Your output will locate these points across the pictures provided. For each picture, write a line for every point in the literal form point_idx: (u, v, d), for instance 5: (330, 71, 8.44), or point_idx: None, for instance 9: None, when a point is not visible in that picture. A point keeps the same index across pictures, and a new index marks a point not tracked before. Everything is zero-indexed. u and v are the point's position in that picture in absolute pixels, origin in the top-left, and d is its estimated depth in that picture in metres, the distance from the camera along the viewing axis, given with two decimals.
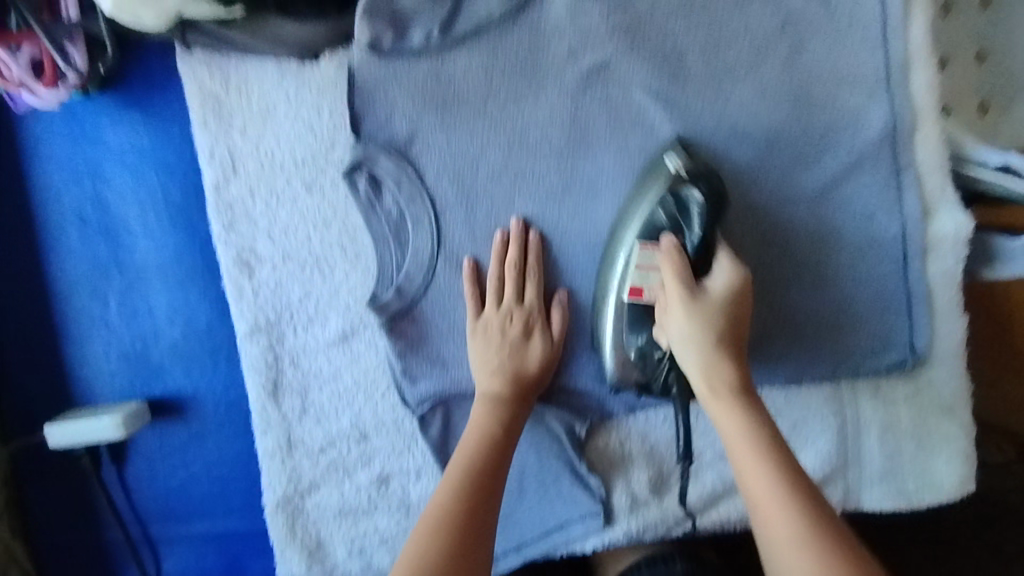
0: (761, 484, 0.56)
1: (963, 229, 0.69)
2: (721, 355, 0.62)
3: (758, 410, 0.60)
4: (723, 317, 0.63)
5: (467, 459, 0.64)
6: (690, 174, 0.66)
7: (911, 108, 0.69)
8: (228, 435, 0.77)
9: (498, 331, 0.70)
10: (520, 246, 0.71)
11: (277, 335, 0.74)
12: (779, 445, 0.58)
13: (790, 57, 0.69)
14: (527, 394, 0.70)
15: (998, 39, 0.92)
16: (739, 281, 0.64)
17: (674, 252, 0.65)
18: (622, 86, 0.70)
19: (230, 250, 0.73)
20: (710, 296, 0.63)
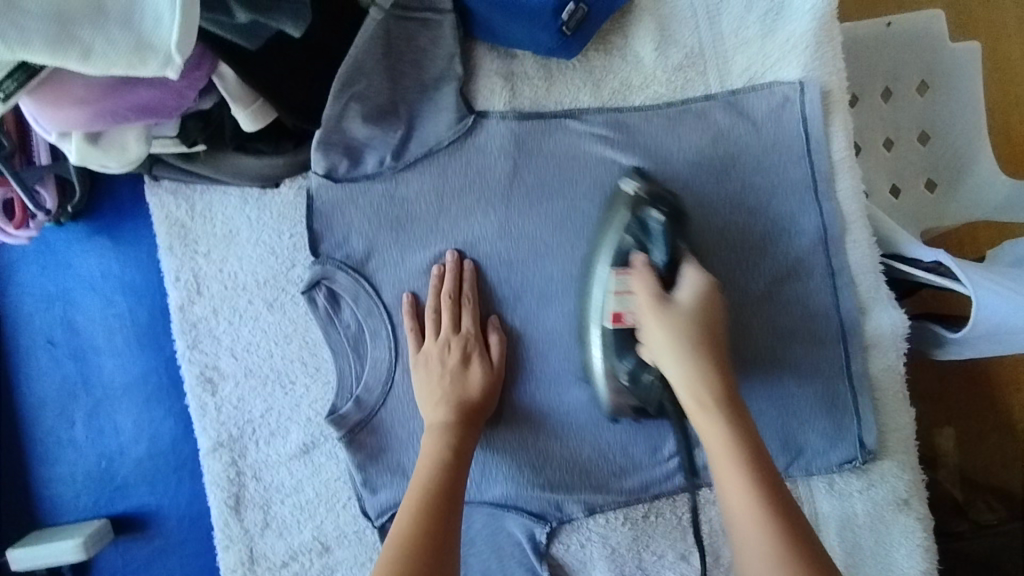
0: (751, 519, 0.54)
1: (899, 326, 0.72)
2: (698, 355, 0.60)
3: (742, 414, 0.59)
4: (696, 320, 0.62)
5: (424, 480, 0.64)
6: (648, 197, 0.67)
7: (840, 213, 0.73)
8: (191, 550, 0.77)
9: (438, 360, 0.72)
10: (455, 278, 0.74)
11: (240, 450, 0.76)
12: (776, 483, 0.56)
13: (723, 170, 0.73)
14: (474, 417, 0.70)
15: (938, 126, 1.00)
16: (704, 290, 0.63)
17: (646, 270, 0.64)
18: (567, 201, 0.74)
19: (193, 368, 0.75)
20: (683, 304, 0.62)
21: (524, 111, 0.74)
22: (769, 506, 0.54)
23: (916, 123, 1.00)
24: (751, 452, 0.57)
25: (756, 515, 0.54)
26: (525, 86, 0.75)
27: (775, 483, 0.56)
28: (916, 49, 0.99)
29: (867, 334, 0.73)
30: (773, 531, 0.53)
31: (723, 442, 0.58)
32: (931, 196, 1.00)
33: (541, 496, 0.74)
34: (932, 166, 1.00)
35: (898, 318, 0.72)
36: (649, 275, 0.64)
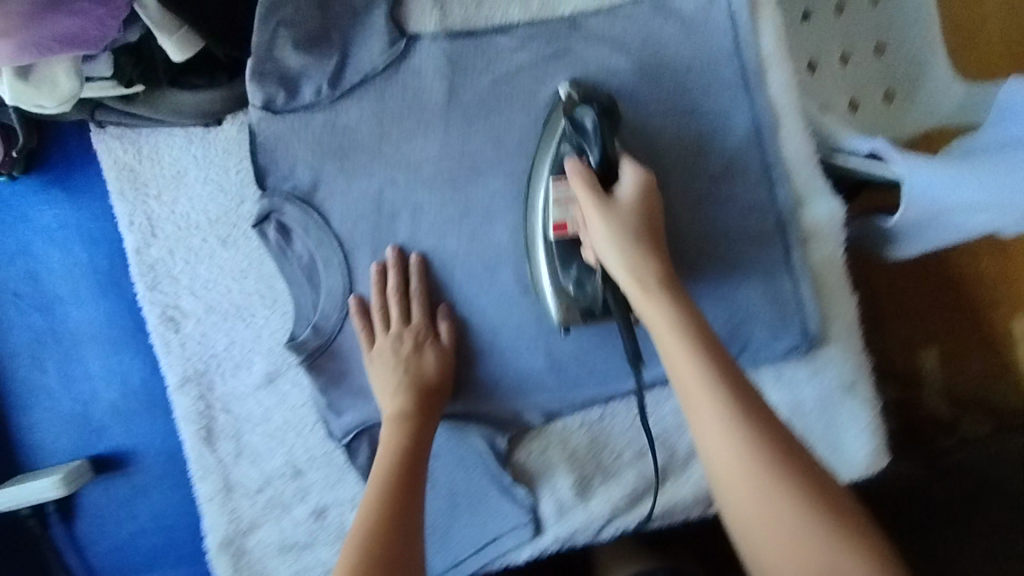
0: (730, 445, 0.52)
1: (836, 216, 0.74)
2: (632, 215, 0.63)
3: (695, 312, 0.59)
4: (636, 214, 0.63)
5: (383, 471, 0.66)
6: (581, 99, 0.70)
7: (772, 107, 0.74)
8: (171, 484, 0.80)
9: (393, 352, 0.74)
10: (399, 272, 0.76)
11: (207, 384, 0.78)
12: (767, 427, 0.52)
13: (655, 72, 0.74)
14: (431, 406, 0.73)
15: (893, 36, 1.04)
16: (642, 180, 0.65)
17: (584, 172, 0.65)
18: (504, 116, 0.75)
19: (155, 308, 0.78)
20: (623, 201, 0.64)
21: (455, 30, 0.75)
22: (763, 453, 0.51)
23: (871, 36, 1.04)
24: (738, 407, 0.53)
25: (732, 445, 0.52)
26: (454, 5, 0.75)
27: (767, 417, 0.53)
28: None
29: (805, 226, 0.74)
30: (774, 476, 0.50)
31: (706, 388, 0.54)
32: (889, 107, 1.04)
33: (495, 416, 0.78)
34: (886, 78, 1.04)
35: (834, 206, 0.74)
36: (584, 172, 0.66)
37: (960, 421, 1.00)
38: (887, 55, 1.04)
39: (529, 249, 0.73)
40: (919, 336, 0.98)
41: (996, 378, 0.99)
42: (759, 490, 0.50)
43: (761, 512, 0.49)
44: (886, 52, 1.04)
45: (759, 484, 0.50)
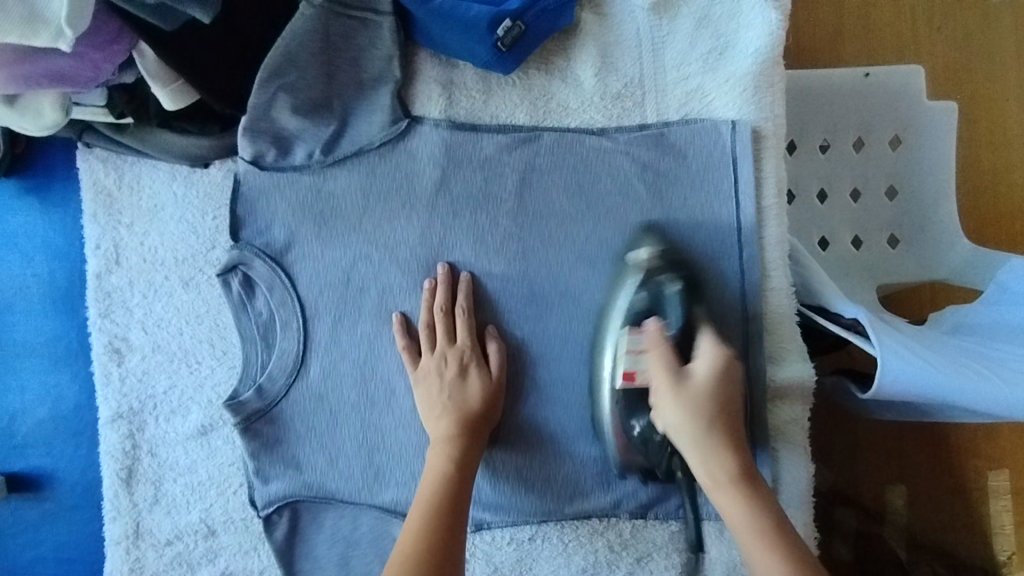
0: (764, 555, 0.58)
1: (806, 381, 0.72)
2: (707, 427, 0.63)
3: (738, 435, 0.64)
4: (708, 397, 0.64)
5: (428, 502, 0.66)
6: (661, 263, 0.71)
7: (761, 262, 0.73)
8: (80, 517, 0.77)
9: (436, 376, 0.72)
10: (448, 290, 0.74)
11: (139, 424, 0.76)
12: (779, 521, 0.60)
13: (649, 203, 0.74)
14: (479, 427, 0.71)
15: (909, 182, 1.00)
16: (724, 364, 0.65)
17: (657, 336, 0.67)
18: (490, 215, 0.75)
19: (103, 337, 0.76)
20: (696, 380, 0.65)
21: (457, 121, 0.75)
22: (775, 534, 0.59)
23: (884, 177, 1.01)
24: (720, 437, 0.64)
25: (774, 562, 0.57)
26: (462, 96, 0.76)
27: (782, 522, 0.60)
28: (893, 104, 1.00)
29: (773, 385, 0.73)
30: (776, 546, 0.58)
31: (744, 505, 0.61)
32: (892, 252, 1.00)
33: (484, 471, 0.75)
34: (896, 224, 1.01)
35: (805, 370, 0.72)
36: (659, 336, 0.67)
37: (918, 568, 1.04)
38: (901, 200, 1.01)
39: (596, 391, 0.71)
40: (891, 475, 1.04)
41: (967, 534, 1.04)
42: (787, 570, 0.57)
43: None
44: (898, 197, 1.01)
45: (780, 557, 0.57)
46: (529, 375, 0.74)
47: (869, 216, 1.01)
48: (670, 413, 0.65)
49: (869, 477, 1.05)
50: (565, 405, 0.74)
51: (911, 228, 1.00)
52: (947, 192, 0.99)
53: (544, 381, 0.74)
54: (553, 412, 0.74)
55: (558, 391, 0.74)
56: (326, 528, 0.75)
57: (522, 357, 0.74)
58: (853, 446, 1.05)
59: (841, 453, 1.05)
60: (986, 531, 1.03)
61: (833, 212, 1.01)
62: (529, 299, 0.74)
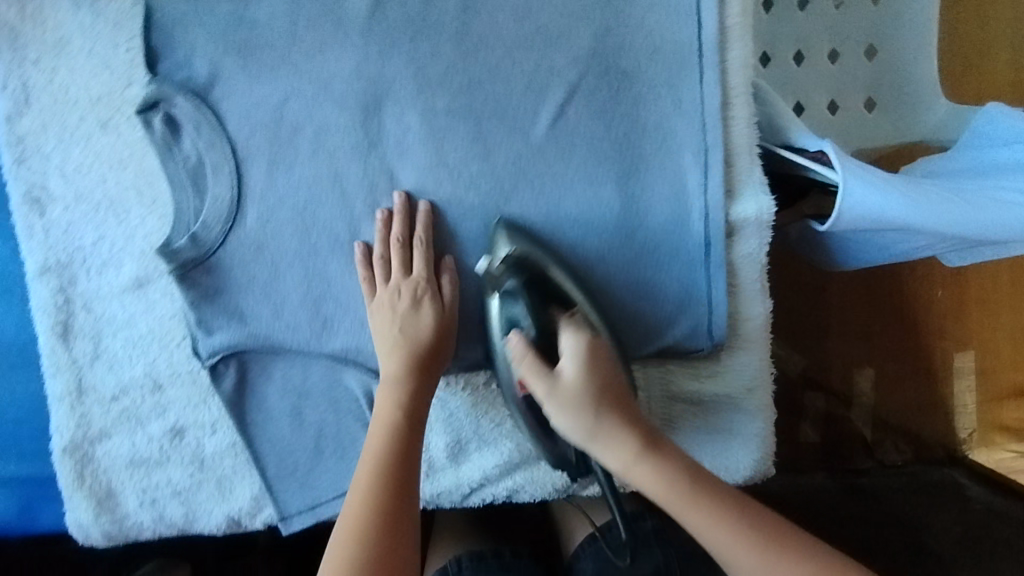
0: (722, 534, 0.58)
1: (765, 212, 0.69)
2: (606, 425, 0.60)
3: (720, 490, 0.61)
4: (587, 390, 0.61)
5: (375, 457, 0.65)
6: (509, 269, 0.68)
7: (723, 86, 0.68)
8: (20, 376, 0.74)
9: (390, 308, 0.69)
10: (404, 220, 0.70)
11: (70, 278, 0.72)
12: (743, 510, 0.59)
13: (603, 24, 0.68)
14: (431, 363, 0.69)
15: (886, 36, 0.93)
16: (590, 360, 0.62)
17: (526, 350, 0.63)
18: (429, 42, 0.69)
19: (21, 186, 0.71)
20: (568, 382, 0.61)
21: None
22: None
23: (863, 35, 0.93)
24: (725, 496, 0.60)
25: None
26: None
27: (738, 498, 0.61)
28: None
29: (735, 219, 0.70)
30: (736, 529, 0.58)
31: (711, 517, 0.59)
32: (868, 117, 0.95)
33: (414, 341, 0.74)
34: (875, 85, 0.94)
35: (762, 201, 0.69)
36: (525, 352, 0.63)
37: (880, 446, 1.05)
38: (878, 59, 0.94)
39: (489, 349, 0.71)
40: (859, 358, 1.04)
41: (929, 412, 1.04)
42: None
43: None
44: (877, 55, 0.94)
45: (752, 548, 0.58)
46: (478, 216, 0.71)
47: (846, 74, 0.94)
48: (702, 520, 0.59)
49: (838, 359, 1.04)
50: None
51: (888, 86, 0.94)
52: (926, 46, 0.92)
53: (493, 223, 0.71)
54: (504, 256, 0.71)
55: (509, 232, 0.71)
56: (276, 379, 0.74)
57: (470, 197, 0.70)
58: (819, 324, 1.04)
59: (809, 328, 1.04)
60: (949, 409, 1.03)
61: (808, 74, 0.94)
62: (475, 134, 0.70)
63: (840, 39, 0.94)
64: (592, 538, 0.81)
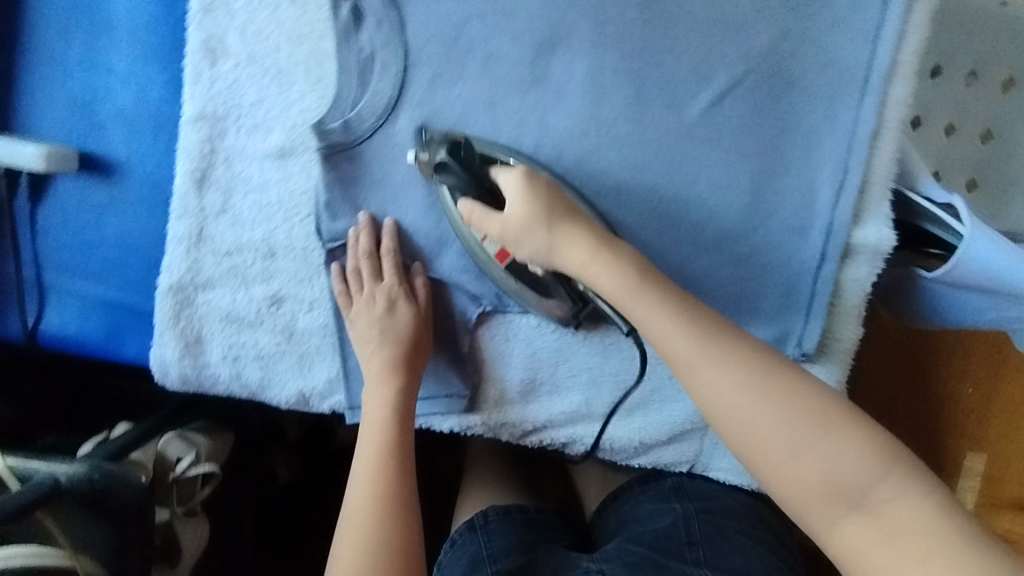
0: (758, 410, 0.56)
1: (885, 243, 0.71)
2: (605, 267, 0.62)
3: (750, 352, 0.58)
4: (543, 203, 0.65)
5: (373, 449, 0.69)
6: (438, 141, 0.69)
7: (878, 117, 0.71)
8: (148, 210, 0.78)
9: (366, 312, 0.73)
10: (370, 237, 0.74)
11: (220, 131, 0.75)
12: (776, 373, 0.57)
13: (783, 30, 0.71)
14: (415, 359, 0.74)
15: (1006, 123, 0.90)
16: (527, 183, 0.66)
17: (476, 207, 0.68)
18: (617, 2, 0.71)
19: (200, 34, 0.74)
20: (512, 213, 0.65)
21: None
22: (837, 435, 0.55)
23: (985, 118, 0.90)
24: (756, 367, 0.58)
25: (823, 450, 0.55)
26: None
27: (772, 363, 0.58)
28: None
29: (852, 243, 0.72)
30: (773, 396, 0.56)
31: (737, 374, 0.57)
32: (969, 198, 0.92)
33: (484, 280, 0.76)
34: (979, 168, 0.92)
35: (885, 233, 0.71)
36: (479, 207, 0.68)
37: None
38: (992, 143, 0.91)
39: (450, 222, 0.73)
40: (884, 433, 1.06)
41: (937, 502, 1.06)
42: (873, 502, 0.53)
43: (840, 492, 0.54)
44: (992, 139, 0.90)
45: (794, 419, 0.55)
46: (613, 177, 0.74)
47: (957, 152, 0.90)
48: (721, 391, 0.57)
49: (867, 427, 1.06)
50: (639, 214, 0.74)
51: (991, 172, 0.92)
52: None
53: (625, 186, 0.74)
54: (625, 220, 0.75)
55: (636, 200, 0.74)
56: None
57: (611, 157, 0.74)
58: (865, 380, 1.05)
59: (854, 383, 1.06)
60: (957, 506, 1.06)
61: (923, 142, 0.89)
62: (633, 100, 0.73)
63: (962, 116, 0.89)
64: (615, 497, 0.86)
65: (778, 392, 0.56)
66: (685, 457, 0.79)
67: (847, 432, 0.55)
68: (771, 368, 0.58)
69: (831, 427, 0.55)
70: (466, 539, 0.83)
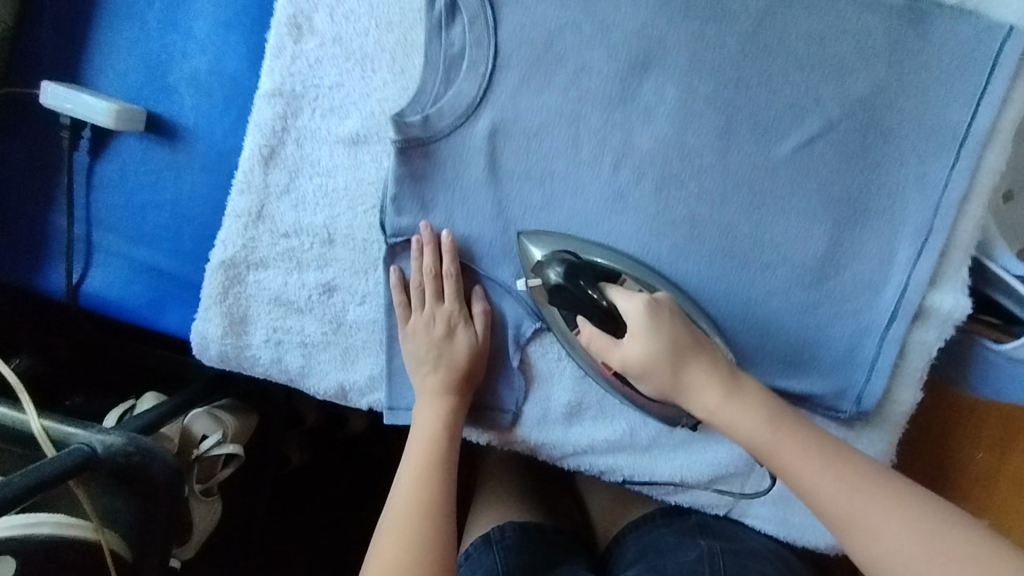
0: (856, 512, 0.57)
1: (959, 311, 0.70)
2: (696, 358, 0.64)
3: (833, 453, 0.60)
4: (665, 338, 0.64)
5: (420, 459, 0.69)
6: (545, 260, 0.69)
7: (970, 181, 0.69)
8: (209, 180, 0.76)
9: (423, 332, 0.73)
10: (432, 251, 0.72)
11: (295, 109, 0.73)
12: (865, 476, 0.59)
13: (887, 80, 0.68)
14: (465, 381, 0.73)
15: None
16: (648, 309, 0.64)
17: (596, 334, 0.67)
18: (719, 30, 0.69)
19: (288, 8, 0.72)
20: (631, 349, 0.65)
21: None
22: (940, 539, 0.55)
23: None
24: (843, 469, 0.59)
25: (919, 554, 0.55)
26: None
27: (860, 466, 0.59)
28: None
29: (924, 305, 0.71)
30: (866, 496, 0.57)
31: (828, 475, 0.59)
32: None
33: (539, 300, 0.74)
34: None
35: (959, 300, 0.70)
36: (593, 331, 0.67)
37: None
38: None
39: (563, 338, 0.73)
40: None
41: None
42: None
43: None
44: None
45: (893, 523, 0.56)
46: (690, 207, 0.72)
47: None
48: (821, 488, 0.58)
49: None
50: (712, 249, 0.73)
51: None
52: None
53: (701, 219, 0.72)
54: (697, 253, 0.73)
55: (711, 234, 0.72)
56: None
57: (691, 187, 0.72)
58: None
59: None
60: None
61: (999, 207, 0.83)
62: (722, 132, 0.71)
63: None
64: (636, 527, 0.83)
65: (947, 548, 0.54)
66: (723, 500, 0.77)
67: (955, 535, 0.55)
68: (857, 469, 0.59)
69: (937, 527, 0.55)
70: (480, 553, 0.80)
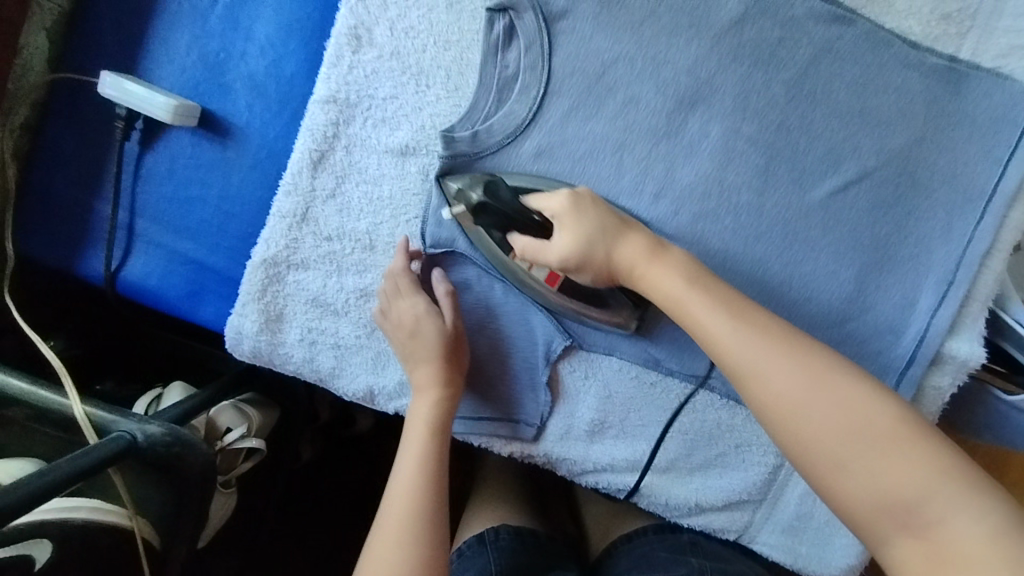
0: (780, 369, 0.56)
1: (975, 359, 0.72)
2: (615, 226, 0.66)
3: (747, 308, 0.60)
4: (590, 213, 0.67)
5: (415, 455, 0.69)
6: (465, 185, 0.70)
7: (995, 237, 0.71)
8: (256, 179, 0.77)
9: (399, 327, 0.74)
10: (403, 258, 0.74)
11: (348, 117, 0.75)
12: (781, 332, 0.58)
13: (922, 135, 0.71)
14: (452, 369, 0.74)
15: None
16: (565, 198, 0.68)
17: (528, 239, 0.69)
18: (766, 74, 0.72)
19: (349, 19, 0.74)
20: (557, 239, 0.67)
21: None
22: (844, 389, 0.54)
23: None
24: (763, 324, 0.59)
25: (823, 407, 0.54)
26: None
27: (787, 329, 0.58)
28: None
29: (942, 351, 0.73)
30: (787, 350, 0.56)
31: (731, 322, 0.59)
32: None
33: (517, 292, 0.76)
34: None
35: (976, 349, 0.72)
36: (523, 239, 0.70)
37: None
38: None
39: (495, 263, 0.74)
40: None
41: None
42: (891, 468, 0.51)
43: (870, 459, 0.52)
44: None
45: (806, 373, 0.55)
46: (724, 241, 0.74)
47: None
48: (725, 337, 0.58)
49: None
50: (743, 282, 0.75)
51: None
52: None
53: (734, 254, 0.74)
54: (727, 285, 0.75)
55: (742, 267, 0.75)
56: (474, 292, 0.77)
57: (727, 221, 0.74)
58: None
59: None
60: None
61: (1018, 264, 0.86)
62: (761, 172, 0.73)
63: None
64: (627, 539, 0.86)
65: (831, 393, 0.54)
66: (733, 526, 0.79)
67: (865, 395, 0.54)
68: (773, 325, 0.58)
69: (833, 377, 0.55)
70: (474, 552, 0.82)
